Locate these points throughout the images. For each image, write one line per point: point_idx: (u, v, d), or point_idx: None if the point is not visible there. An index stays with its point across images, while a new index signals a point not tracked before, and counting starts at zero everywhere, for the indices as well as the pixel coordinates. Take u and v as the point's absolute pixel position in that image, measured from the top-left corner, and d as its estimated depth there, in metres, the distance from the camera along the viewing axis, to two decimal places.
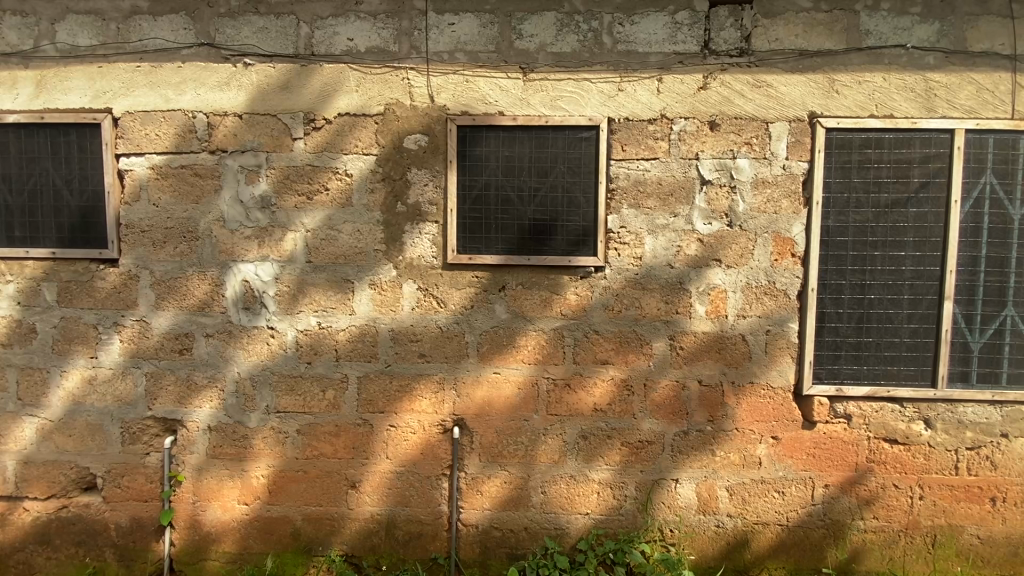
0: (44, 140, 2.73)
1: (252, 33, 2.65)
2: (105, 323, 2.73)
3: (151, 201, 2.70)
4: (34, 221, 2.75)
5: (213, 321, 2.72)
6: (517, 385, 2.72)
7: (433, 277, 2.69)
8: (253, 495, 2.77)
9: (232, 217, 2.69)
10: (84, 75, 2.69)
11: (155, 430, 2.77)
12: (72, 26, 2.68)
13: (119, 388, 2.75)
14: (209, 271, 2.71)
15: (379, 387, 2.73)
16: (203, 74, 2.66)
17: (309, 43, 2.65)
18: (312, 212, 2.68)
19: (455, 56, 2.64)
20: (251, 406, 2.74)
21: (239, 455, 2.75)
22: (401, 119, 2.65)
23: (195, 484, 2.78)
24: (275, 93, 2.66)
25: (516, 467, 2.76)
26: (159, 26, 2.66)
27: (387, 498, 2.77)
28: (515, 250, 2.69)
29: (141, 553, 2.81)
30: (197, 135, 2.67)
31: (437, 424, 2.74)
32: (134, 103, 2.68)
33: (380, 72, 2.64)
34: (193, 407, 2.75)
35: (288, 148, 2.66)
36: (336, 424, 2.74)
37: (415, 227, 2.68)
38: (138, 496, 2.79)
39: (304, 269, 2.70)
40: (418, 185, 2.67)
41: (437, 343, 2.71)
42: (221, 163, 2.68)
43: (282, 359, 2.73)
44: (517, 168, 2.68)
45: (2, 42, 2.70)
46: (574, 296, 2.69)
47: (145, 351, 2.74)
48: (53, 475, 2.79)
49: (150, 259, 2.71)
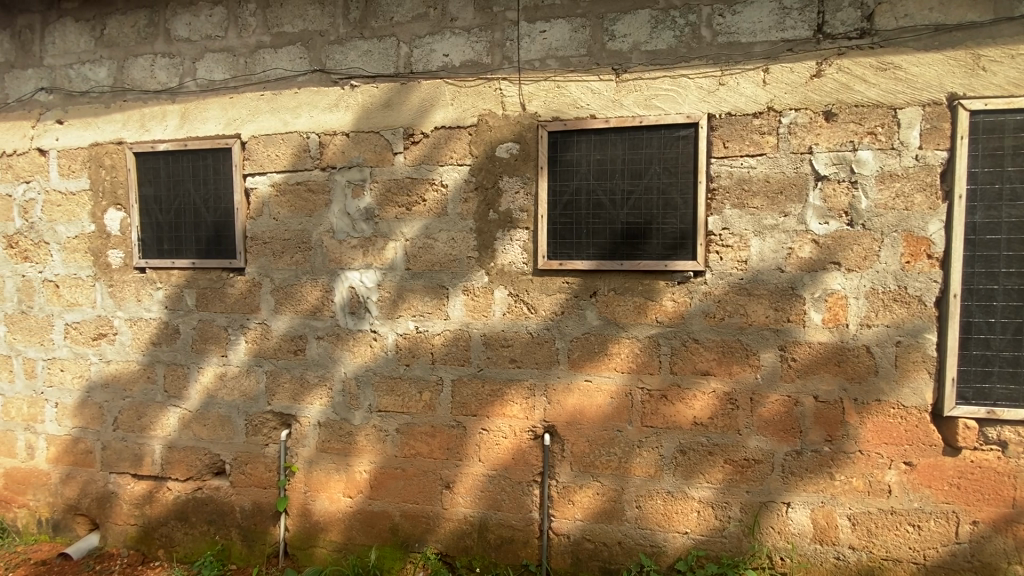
0: (186, 164, 3.12)
1: (358, 56, 2.85)
2: (234, 326, 3.05)
3: (272, 216, 2.98)
4: (178, 236, 3.14)
5: (323, 324, 2.94)
6: (610, 394, 2.65)
7: (523, 284, 2.70)
8: (356, 489, 2.94)
9: (340, 228, 2.89)
10: (219, 106, 3.04)
11: (272, 424, 3.04)
12: (209, 63, 3.05)
13: (245, 384, 3.06)
14: (320, 279, 2.93)
15: (471, 391, 2.79)
16: (316, 98, 2.91)
17: (408, 62, 2.80)
18: (411, 222, 2.81)
19: (547, 63, 2.64)
20: (355, 405, 2.91)
21: (345, 451, 2.94)
22: (493, 129, 2.70)
23: (306, 475, 3.00)
24: (377, 111, 2.83)
25: (608, 478, 2.68)
26: (279, 58, 2.95)
27: (479, 501, 2.81)
28: (607, 255, 2.62)
29: (260, 535, 3.08)
30: (310, 154, 2.92)
31: (527, 430, 2.74)
32: (258, 128, 2.99)
33: (474, 84, 2.72)
34: (305, 404, 2.98)
35: (389, 163, 2.82)
36: (431, 425, 2.83)
37: (506, 234, 2.71)
38: (259, 483, 3.07)
39: (403, 277, 2.84)
40: (510, 193, 2.70)
41: (528, 349, 2.72)
42: (330, 179, 2.90)
43: (383, 361, 2.88)
44: (610, 172, 2.62)
45: (155, 82, 3.14)
46: (671, 303, 2.57)
47: (266, 351, 3.02)
48: (190, 459, 3.16)
49: (271, 268, 2.99)
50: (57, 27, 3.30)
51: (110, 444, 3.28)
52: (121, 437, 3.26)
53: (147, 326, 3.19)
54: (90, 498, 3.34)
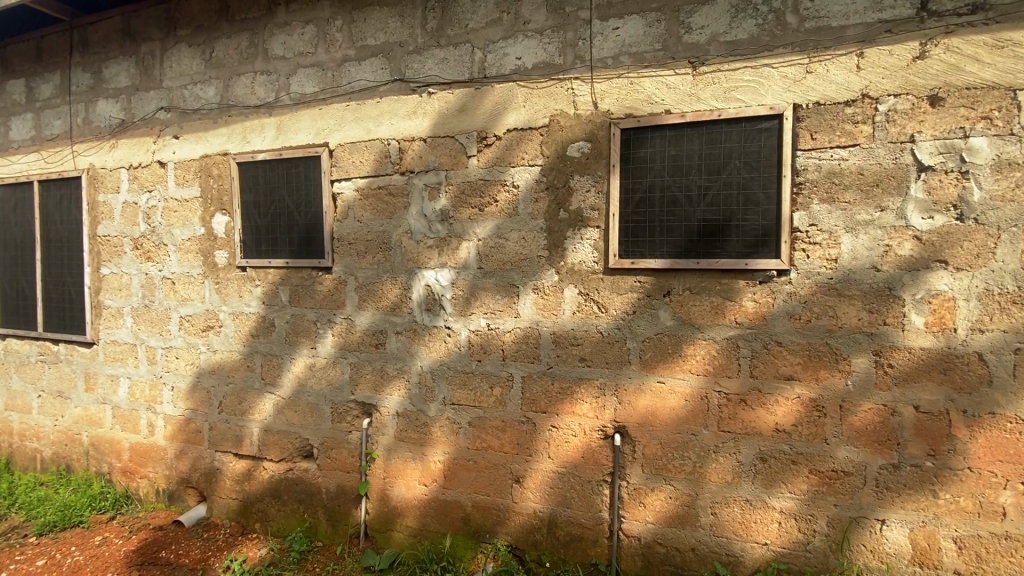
0: (281, 172, 3.40)
1: (435, 64, 2.98)
2: (322, 320, 3.30)
3: (356, 218, 3.19)
4: (274, 237, 3.44)
5: (402, 320, 3.10)
6: (684, 396, 2.59)
7: (594, 282, 2.70)
8: (431, 478, 3.07)
9: (417, 229, 3.04)
10: (310, 117, 3.30)
11: (355, 412, 3.25)
12: (301, 78, 3.31)
13: (331, 374, 3.29)
14: (399, 277, 3.10)
15: (542, 388, 2.82)
16: (396, 105, 3.07)
17: (482, 67, 2.88)
18: (484, 222, 2.90)
19: (620, 60, 2.63)
20: (431, 397, 3.05)
21: (421, 441, 3.08)
22: (565, 128, 2.72)
23: (385, 462, 3.18)
24: (453, 116, 2.94)
25: (682, 483, 2.62)
26: (362, 70, 3.15)
27: (549, 497, 2.84)
28: (682, 253, 2.56)
29: (344, 516, 3.31)
30: (391, 160, 3.09)
31: (598, 430, 2.74)
32: (344, 136, 3.20)
33: (546, 85, 2.75)
34: (385, 395, 3.16)
35: (463, 165, 2.92)
36: (502, 420, 2.90)
37: (577, 233, 2.72)
38: (343, 467, 3.29)
39: (476, 276, 2.93)
40: (581, 192, 2.70)
41: (598, 349, 2.71)
42: (409, 183, 3.05)
43: (456, 356, 2.99)
44: (685, 168, 2.55)
45: (255, 97, 3.45)
46: (751, 303, 2.47)
47: (350, 344, 3.23)
48: (283, 442, 3.45)
49: (355, 267, 3.20)
50: (174, 53, 3.71)
51: (216, 425, 3.64)
52: (225, 419, 3.62)
53: (247, 319, 3.52)
54: (199, 472, 3.73)
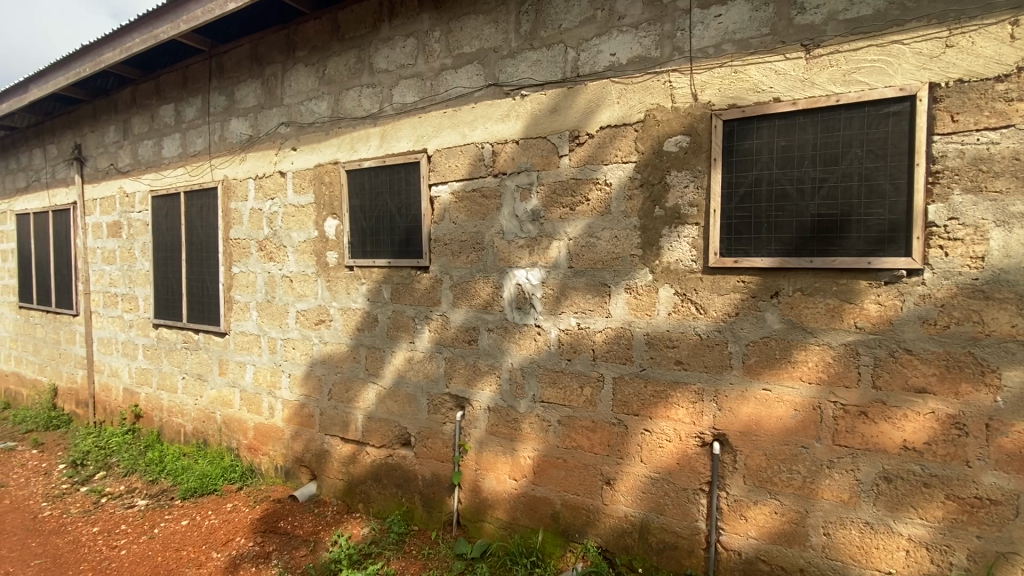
0: (384, 177, 3.63)
1: (528, 66, 3.02)
2: (419, 316, 3.48)
3: (452, 220, 3.33)
4: (377, 239, 3.68)
5: (494, 317, 3.19)
6: (793, 406, 2.41)
7: (692, 282, 2.59)
8: (521, 473, 3.13)
9: (509, 229, 3.11)
10: (410, 125, 3.50)
11: (449, 405, 3.39)
12: (403, 89, 3.52)
13: (427, 368, 3.47)
14: (491, 276, 3.19)
15: (634, 390, 2.77)
16: (490, 109, 3.16)
17: (575, 66, 2.88)
18: (575, 222, 2.89)
19: (722, 49, 2.50)
20: (521, 394, 3.10)
21: (511, 436, 3.15)
22: (661, 123, 2.65)
23: (477, 454, 3.29)
24: (545, 116, 2.97)
25: (789, 498, 2.43)
26: (459, 77, 3.28)
27: (641, 501, 2.78)
28: (793, 251, 2.39)
29: (438, 503, 3.47)
30: (485, 162, 3.18)
31: (695, 436, 2.63)
32: (441, 142, 3.36)
33: (641, 80, 2.69)
34: (477, 389, 3.27)
35: (555, 165, 2.94)
36: (592, 421, 2.88)
37: (673, 231, 2.63)
38: (437, 456, 3.45)
39: (567, 275, 2.94)
40: (678, 188, 2.61)
41: (696, 352, 2.61)
42: (502, 185, 3.13)
43: (546, 355, 3.01)
44: (797, 159, 2.38)
45: (362, 109, 3.73)
46: (874, 307, 2.24)
47: (445, 340, 3.38)
48: (384, 429, 3.69)
49: (450, 266, 3.34)
50: (293, 73, 4.11)
51: (326, 411, 3.98)
52: (333, 406, 3.95)
53: (353, 314, 3.81)
54: (311, 453, 4.10)
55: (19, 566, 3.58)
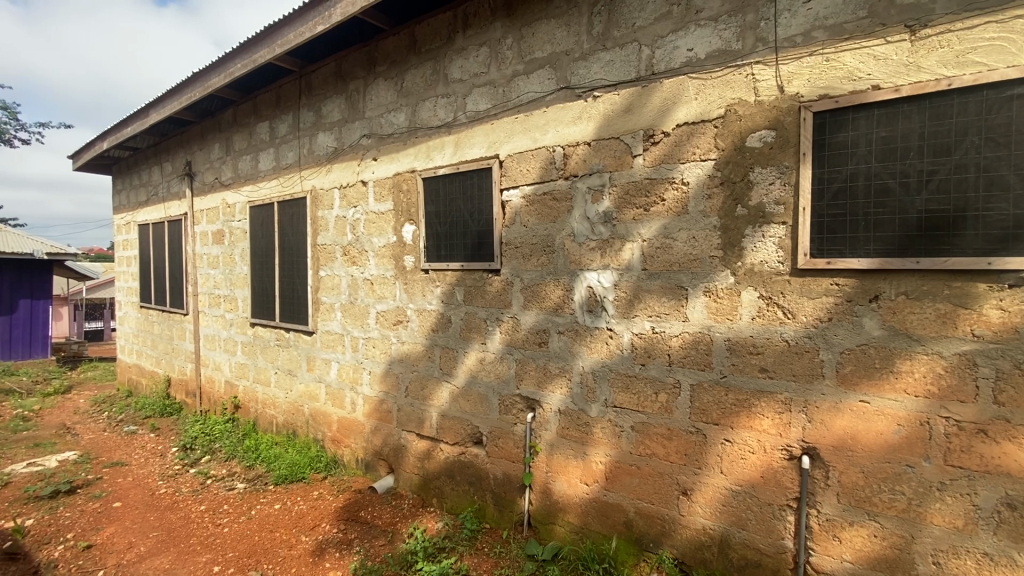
0: (458, 183, 3.74)
1: (601, 68, 3.00)
2: (491, 318, 3.55)
3: (523, 223, 3.36)
4: (450, 243, 3.79)
5: (564, 320, 3.18)
6: (895, 420, 2.20)
7: (778, 285, 2.45)
8: (593, 478, 3.09)
9: (581, 232, 3.09)
10: (483, 132, 3.58)
11: (520, 406, 3.43)
12: (476, 97, 3.62)
13: (499, 369, 3.52)
14: (562, 279, 3.18)
15: (713, 398, 2.66)
16: (562, 112, 3.17)
17: (650, 64, 2.82)
18: (650, 223, 2.83)
19: (812, 36, 2.35)
20: (593, 398, 3.07)
21: (583, 439, 3.12)
22: (743, 118, 2.53)
23: (548, 457, 3.30)
24: (619, 117, 2.93)
25: (891, 521, 2.23)
26: (531, 82, 3.32)
27: (721, 514, 2.65)
28: (895, 251, 2.19)
29: (509, 503, 3.51)
30: (556, 166, 3.19)
31: (781, 449, 2.48)
32: (513, 147, 3.41)
33: (721, 74, 2.59)
34: (548, 391, 3.27)
35: (629, 166, 2.89)
36: (668, 428, 2.80)
37: (757, 231, 2.50)
38: (508, 456, 3.50)
39: (641, 277, 2.88)
40: (763, 185, 2.48)
41: (782, 359, 2.46)
42: (574, 187, 3.12)
43: (619, 359, 2.97)
44: (900, 151, 2.19)
45: (437, 118, 3.87)
46: (995, 313, 2.01)
47: (516, 342, 3.42)
48: (457, 427, 3.80)
49: (521, 269, 3.37)
50: (374, 87, 4.35)
51: (403, 407, 4.17)
52: (410, 403, 4.12)
53: (429, 315, 3.96)
54: (389, 447, 4.30)
55: (141, 536, 4.04)
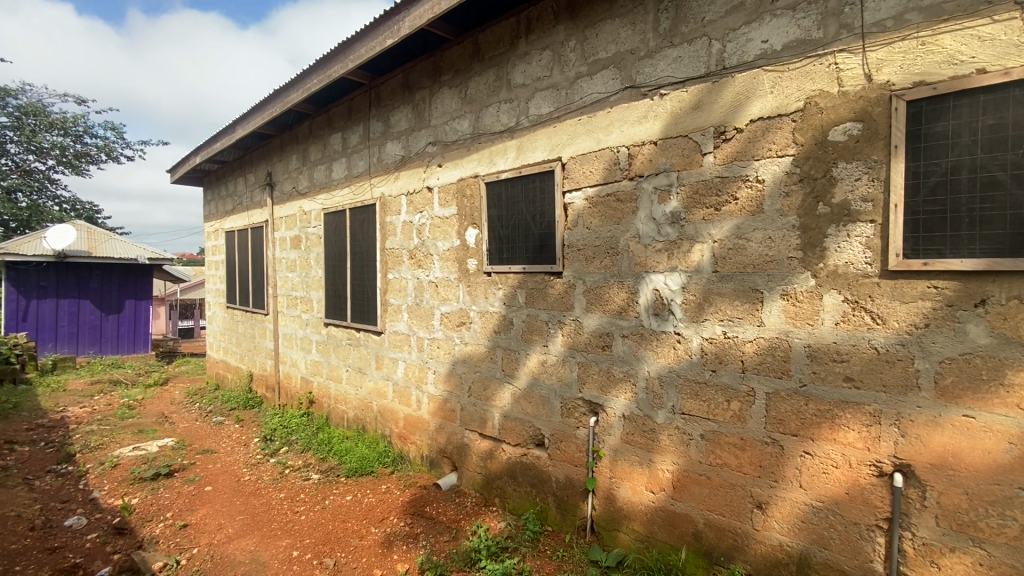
0: (521, 187, 3.78)
1: (668, 65, 2.93)
2: (553, 320, 3.55)
3: (586, 226, 3.33)
4: (513, 246, 3.83)
5: (629, 323, 3.13)
6: (1006, 438, 2.00)
7: (866, 288, 2.28)
8: (659, 486, 3.01)
9: (646, 233, 3.03)
10: (546, 135, 3.60)
11: (583, 410, 3.40)
12: (539, 100, 3.64)
13: (561, 371, 3.52)
14: (627, 281, 3.13)
15: (791, 407, 2.51)
16: (627, 112, 3.12)
17: (720, 59, 2.72)
18: (721, 223, 2.73)
19: (904, 20, 2.18)
20: (659, 404, 2.99)
21: (648, 446, 3.05)
22: (825, 111, 2.38)
23: (611, 462, 3.25)
24: (687, 115, 2.85)
25: (1001, 550, 2.02)
26: (594, 83, 3.29)
27: (800, 531, 2.50)
28: (1005, 250, 2.00)
29: (572, 507, 3.48)
30: (621, 166, 3.14)
31: (869, 464, 2.30)
32: (576, 149, 3.40)
33: (800, 65, 2.45)
34: (612, 396, 3.23)
35: (698, 165, 2.80)
36: (741, 437, 2.68)
37: (841, 230, 2.34)
38: (571, 460, 3.48)
39: (711, 279, 2.78)
40: (848, 181, 2.32)
41: (870, 368, 2.29)
42: (639, 187, 3.06)
43: (688, 364, 2.87)
44: (1010, 140, 2.00)
45: (500, 123, 3.93)
46: None
47: (579, 345, 3.40)
48: (519, 428, 3.82)
49: (584, 272, 3.35)
50: (439, 96, 4.49)
51: (466, 407, 4.25)
52: (472, 403, 4.20)
53: (491, 317, 4.02)
54: (453, 446, 4.40)
55: (228, 519, 4.39)
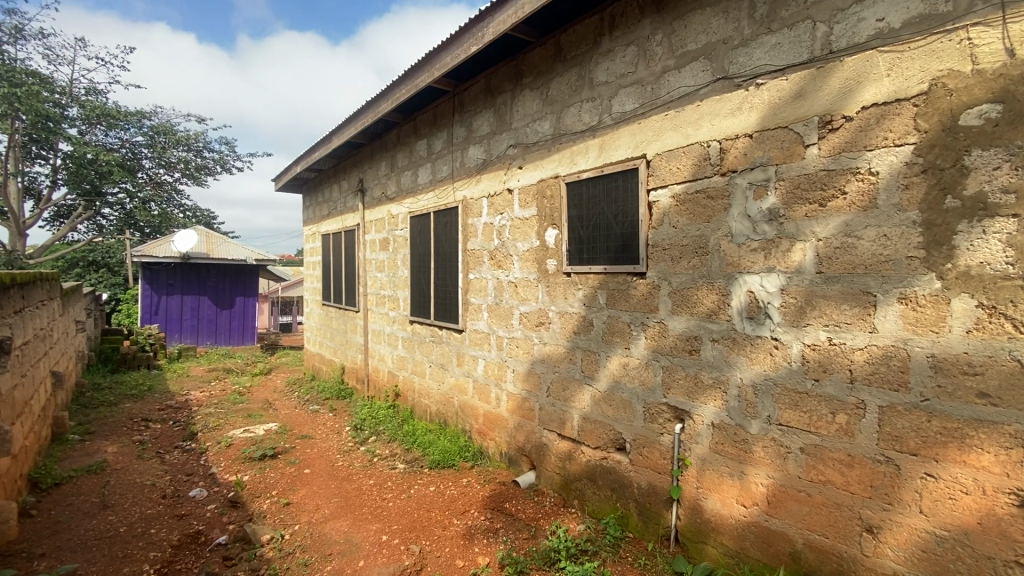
0: (603, 186, 3.73)
1: (765, 53, 2.76)
2: (636, 322, 3.47)
3: (672, 224, 3.22)
4: (594, 246, 3.78)
5: (719, 327, 2.98)
6: None
7: (1006, 292, 2.02)
8: (751, 500, 2.84)
9: (740, 232, 2.87)
10: (630, 132, 3.52)
11: (667, 415, 3.29)
12: (623, 97, 3.57)
13: (645, 375, 3.42)
14: (717, 283, 2.98)
15: (909, 423, 2.27)
16: (719, 105, 2.98)
17: (826, 42, 2.52)
18: (826, 220, 2.52)
19: None
20: (753, 413, 2.82)
21: (740, 457, 2.89)
22: (954, 93, 2.14)
23: (699, 471, 3.11)
24: (787, 105, 2.67)
25: None
26: (682, 76, 3.18)
27: (920, 561, 2.26)
28: None
29: (654, 515, 3.38)
30: (711, 162, 3.00)
31: (1009, 492, 2.03)
32: (662, 146, 3.29)
33: (922, 43, 2.21)
34: (699, 402, 3.09)
35: (800, 157, 2.61)
36: (848, 453, 2.46)
37: (974, 226, 2.08)
38: (654, 466, 3.37)
39: (814, 281, 2.57)
40: (984, 171, 2.06)
41: (1011, 383, 2.02)
42: (731, 183, 2.91)
43: (786, 372, 2.69)
44: None
45: (582, 122, 3.91)
46: None
47: (664, 348, 3.29)
48: (600, 431, 3.77)
49: (670, 272, 3.24)
50: (521, 99, 4.54)
51: (545, 407, 4.27)
52: (551, 402, 4.20)
53: (571, 317, 4.00)
54: (532, 445, 4.44)
55: (325, 500, 4.74)
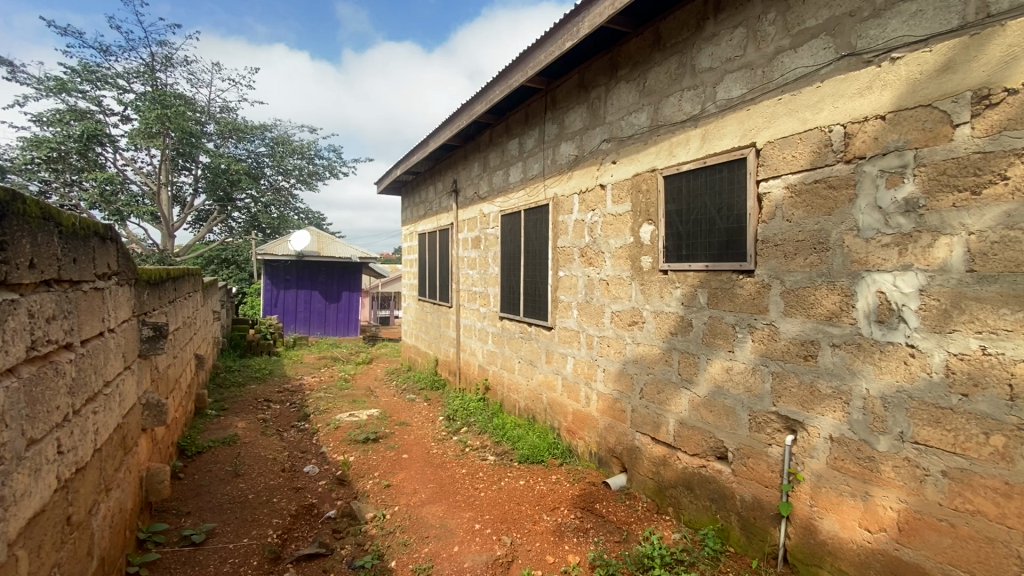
0: (705, 179, 3.53)
1: (902, 23, 2.45)
2: (742, 324, 3.25)
3: (786, 218, 2.97)
4: (694, 242, 3.60)
5: (841, 331, 2.70)
6: None
7: None
8: (878, 525, 2.55)
9: (869, 225, 2.57)
10: (736, 121, 3.29)
11: (777, 425, 3.05)
12: (728, 83, 3.36)
13: (750, 381, 3.20)
14: (839, 282, 2.70)
15: None
16: (843, 86, 2.69)
17: (983, 5, 2.18)
18: (981, 211, 2.20)
19: None
20: (881, 428, 2.53)
21: (864, 476, 2.60)
22: None
23: (813, 488, 2.85)
24: (930, 80, 2.35)
25: None
26: (799, 56, 2.91)
27: None
28: None
29: (760, 531, 3.16)
30: (834, 148, 2.72)
31: None
32: (775, 133, 3.05)
33: None
34: (815, 413, 2.83)
35: (946, 138, 2.29)
36: (1005, 481, 2.13)
37: None
38: (760, 479, 3.15)
39: (963, 280, 2.25)
40: None
41: None
42: (858, 171, 2.62)
43: (925, 384, 2.37)
44: None
45: (682, 112, 3.73)
46: None
47: (774, 352, 3.05)
48: (698, 437, 3.59)
49: (782, 270, 2.99)
50: (615, 92, 4.44)
51: (638, 409, 4.14)
52: (645, 404, 4.07)
53: (667, 317, 3.84)
54: (623, 447, 4.33)
55: (421, 485, 5.00)
